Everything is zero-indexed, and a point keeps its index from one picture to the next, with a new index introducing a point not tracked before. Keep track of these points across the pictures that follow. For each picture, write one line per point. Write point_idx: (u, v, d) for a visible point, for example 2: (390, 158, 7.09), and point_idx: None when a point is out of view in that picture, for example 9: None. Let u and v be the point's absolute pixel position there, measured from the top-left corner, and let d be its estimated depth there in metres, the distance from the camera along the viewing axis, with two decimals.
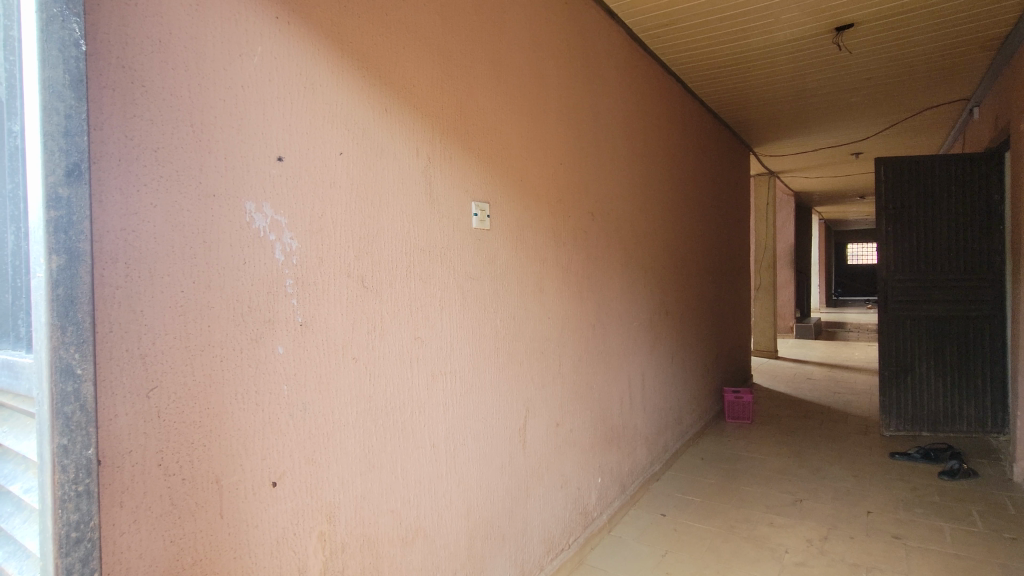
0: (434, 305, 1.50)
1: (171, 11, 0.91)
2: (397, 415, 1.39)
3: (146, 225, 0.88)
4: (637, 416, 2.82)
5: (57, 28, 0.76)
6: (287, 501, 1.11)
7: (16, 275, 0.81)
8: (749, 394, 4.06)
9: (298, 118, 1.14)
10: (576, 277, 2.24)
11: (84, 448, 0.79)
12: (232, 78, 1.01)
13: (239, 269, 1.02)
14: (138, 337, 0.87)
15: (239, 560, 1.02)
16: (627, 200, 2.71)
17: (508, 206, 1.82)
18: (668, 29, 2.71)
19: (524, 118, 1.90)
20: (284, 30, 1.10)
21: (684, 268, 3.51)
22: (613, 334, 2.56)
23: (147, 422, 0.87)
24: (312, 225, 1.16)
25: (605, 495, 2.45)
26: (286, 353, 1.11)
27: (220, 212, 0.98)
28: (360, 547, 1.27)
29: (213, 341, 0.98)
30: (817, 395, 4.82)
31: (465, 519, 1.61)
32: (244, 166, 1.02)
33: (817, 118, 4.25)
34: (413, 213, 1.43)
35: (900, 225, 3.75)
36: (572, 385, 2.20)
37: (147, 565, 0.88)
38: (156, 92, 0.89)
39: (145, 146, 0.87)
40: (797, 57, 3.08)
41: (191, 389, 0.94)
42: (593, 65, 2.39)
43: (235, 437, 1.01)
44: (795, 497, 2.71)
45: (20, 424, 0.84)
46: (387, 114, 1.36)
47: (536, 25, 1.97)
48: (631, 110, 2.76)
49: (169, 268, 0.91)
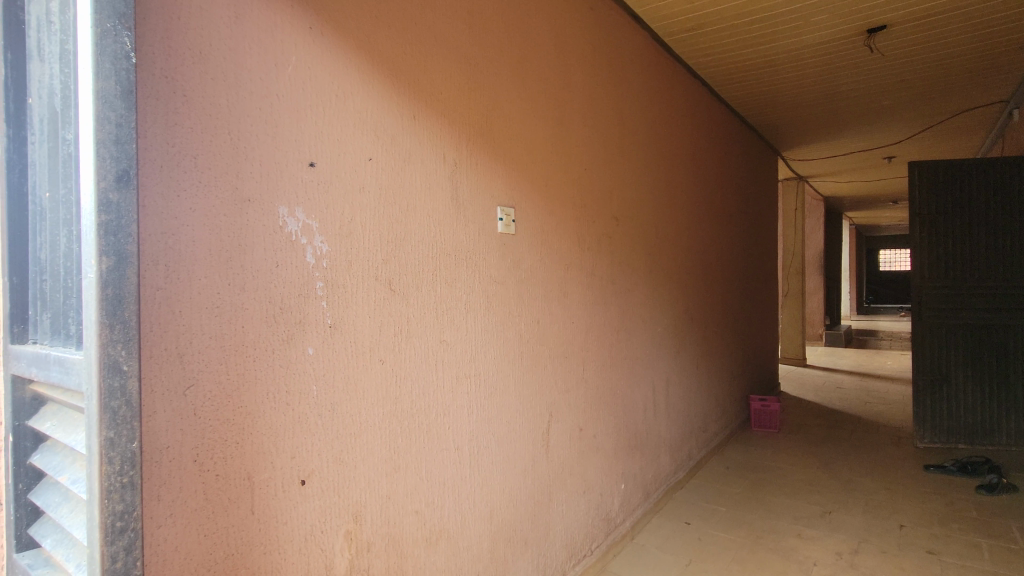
0: (459, 309, 1.52)
1: (211, 22, 0.95)
2: (422, 417, 1.40)
3: (185, 229, 0.91)
4: (662, 423, 2.79)
5: (110, 42, 0.71)
6: (316, 500, 1.13)
7: (67, 275, 0.77)
8: (776, 403, 3.98)
9: (328, 124, 1.16)
10: (601, 282, 2.23)
11: (130, 440, 0.74)
12: (268, 87, 1.04)
13: (272, 272, 1.05)
14: (175, 337, 0.90)
15: (269, 556, 1.04)
16: (653, 205, 2.69)
17: (533, 210, 1.82)
18: (694, 33, 2.69)
19: (550, 124, 1.91)
20: (318, 39, 1.13)
21: (710, 274, 3.47)
22: (637, 339, 2.54)
23: (183, 419, 0.91)
24: (342, 229, 1.19)
25: (628, 501, 2.43)
26: (316, 354, 1.13)
27: (256, 217, 1.02)
28: (384, 547, 1.29)
29: (247, 340, 1.01)
30: (847, 405, 4.70)
31: (488, 522, 1.62)
32: (278, 172, 1.06)
33: (848, 121, 4.16)
34: (439, 217, 1.45)
35: (935, 231, 3.64)
36: (595, 390, 2.19)
37: (183, 557, 0.91)
38: (197, 100, 0.92)
39: (185, 153, 0.91)
40: (827, 60, 3.03)
41: (226, 387, 0.97)
42: (619, 69, 2.38)
43: (266, 435, 1.04)
44: (824, 509, 2.65)
45: (70, 419, 0.76)
46: (415, 121, 1.38)
47: (562, 32, 1.98)
48: (657, 115, 2.75)
49: (206, 270, 0.94)
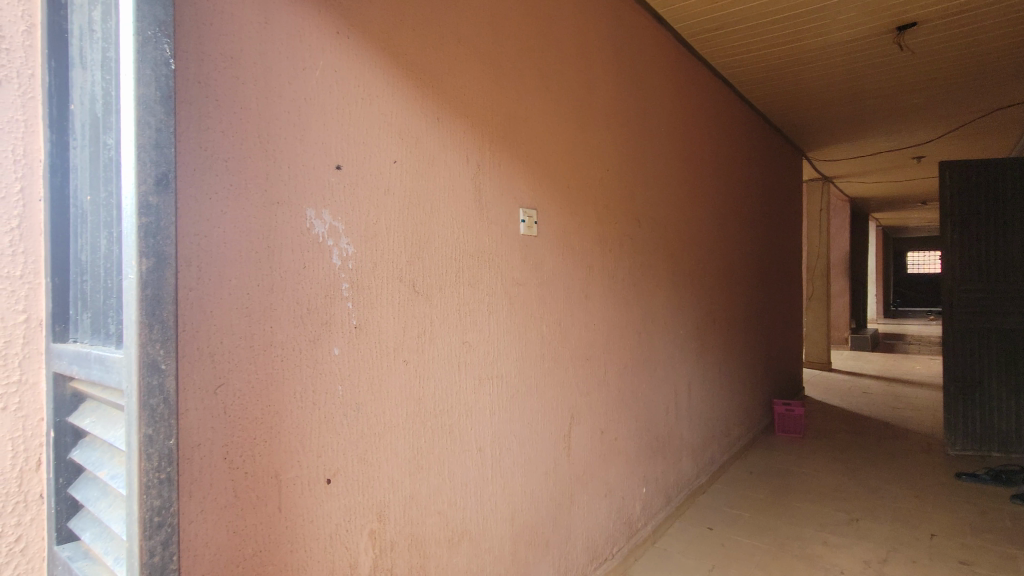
0: (482, 310, 1.53)
1: (242, 28, 0.97)
2: (445, 418, 1.41)
3: (216, 231, 0.93)
4: (684, 426, 2.76)
5: (150, 49, 0.64)
6: (341, 498, 1.14)
7: (108, 276, 0.79)
8: (801, 408, 3.91)
9: (355, 127, 1.18)
10: (623, 283, 2.22)
11: (168, 437, 0.67)
12: (296, 91, 1.06)
13: (300, 273, 1.06)
14: (207, 336, 0.92)
15: (297, 553, 1.06)
16: (675, 207, 2.66)
17: (555, 212, 1.82)
18: (719, 33, 2.67)
19: (572, 126, 1.91)
20: (344, 43, 1.15)
21: (733, 276, 3.43)
22: (659, 341, 2.52)
23: (214, 417, 0.93)
24: (367, 231, 1.20)
25: (649, 505, 2.41)
26: (342, 354, 1.15)
27: (284, 219, 1.04)
28: (407, 546, 1.29)
29: (275, 340, 1.02)
30: (874, 410, 4.61)
31: (509, 523, 1.62)
32: (306, 175, 1.07)
33: (876, 120, 4.07)
34: (462, 219, 1.46)
35: (968, 233, 3.54)
36: (617, 393, 2.18)
37: (213, 553, 0.92)
38: (227, 105, 0.95)
39: (217, 157, 0.93)
40: (856, 58, 2.97)
41: (254, 386, 0.99)
42: (642, 70, 2.37)
43: (293, 435, 1.05)
44: (850, 517, 2.59)
45: (108, 415, 0.77)
46: (439, 124, 1.39)
47: (584, 32, 1.98)
48: (680, 116, 2.72)
49: (236, 271, 0.96)
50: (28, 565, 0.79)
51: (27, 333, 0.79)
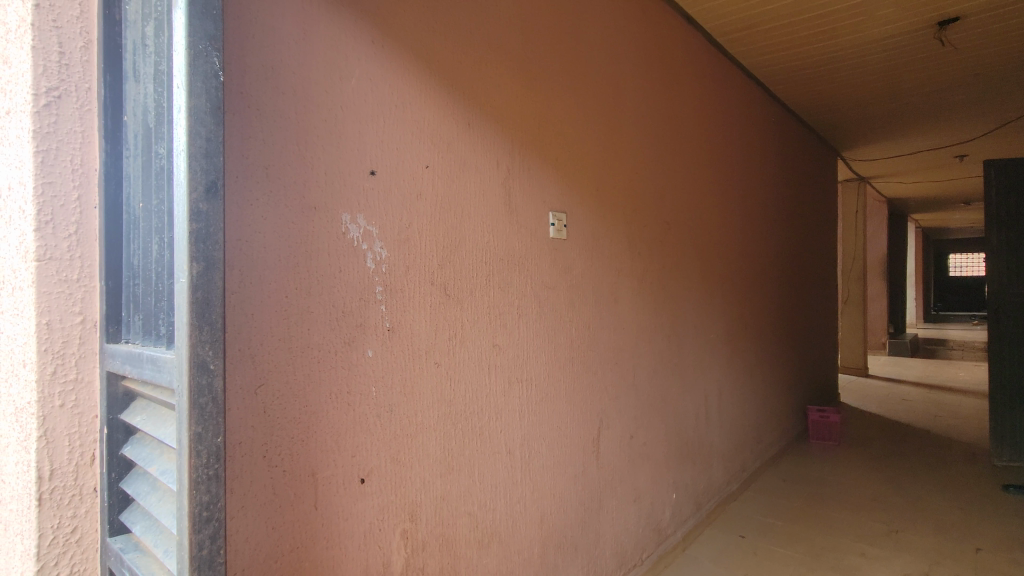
0: (513, 314, 1.53)
1: (282, 40, 1.00)
2: (475, 420, 1.42)
3: (257, 236, 0.96)
4: (715, 431, 2.72)
5: (201, 62, 0.66)
6: (375, 498, 1.16)
7: (159, 279, 0.80)
8: (836, 415, 3.80)
9: (389, 134, 1.20)
10: (652, 287, 2.20)
11: (217, 435, 0.68)
12: (333, 99, 1.09)
13: (336, 277, 1.09)
14: (247, 338, 0.95)
15: (332, 550, 1.08)
16: (706, 210, 2.63)
17: (585, 215, 1.82)
18: (751, 33, 2.62)
19: (602, 129, 1.90)
20: (379, 52, 1.18)
21: (765, 280, 3.36)
22: (690, 345, 2.48)
23: (254, 417, 0.96)
24: (400, 234, 1.22)
25: (679, 511, 2.38)
26: (375, 355, 1.17)
27: (321, 224, 1.06)
28: (438, 547, 1.31)
29: (312, 342, 1.05)
30: (914, 418, 4.45)
31: (538, 526, 1.62)
32: (342, 181, 1.10)
33: (915, 118, 3.95)
34: (492, 223, 1.46)
35: (1015, 234, 3.40)
36: (646, 397, 2.16)
37: (253, 549, 0.95)
38: (268, 114, 0.98)
39: (257, 164, 0.96)
40: (893, 55, 2.89)
41: (293, 386, 1.02)
42: (672, 71, 2.35)
43: (329, 434, 1.07)
44: (890, 528, 2.51)
45: (158, 413, 0.79)
46: (470, 128, 1.41)
47: (614, 33, 1.97)
48: (711, 117, 2.69)
49: (275, 275, 0.99)
50: (82, 556, 0.85)
51: (83, 334, 0.84)
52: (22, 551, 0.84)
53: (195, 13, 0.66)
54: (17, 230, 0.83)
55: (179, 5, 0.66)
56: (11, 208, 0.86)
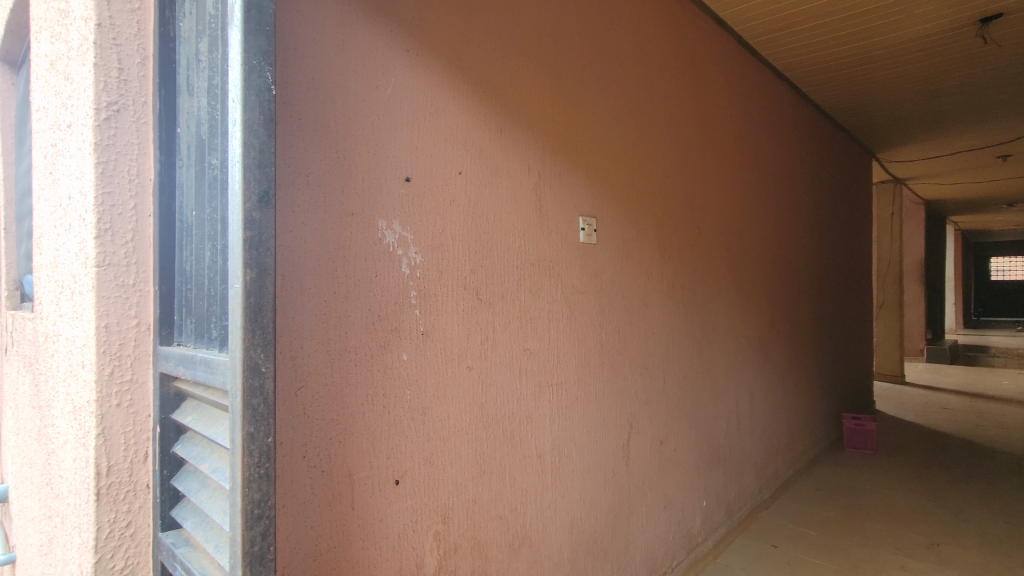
0: (544, 319, 1.54)
1: (321, 50, 1.03)
2: (506, 424, 1.43)
3: (297, 241, 0.99)
4: (746, 438, 2.68)
5: (255, 77, 0.69)
6: (408, 500, 1.18)
7: (211, 284, 0.83)
8: (872, 423, 3.70)
9: (424, 141, 1.23)
10: (682, 292, 2.18)
11: (268, 435, 0.70)
12: (370, 108, 1.11)
13: (372, 281, 1.11)
14: (288, 340, 0.98)
15: (367, 550, 1.10)
16: (737, 214, 2.59)
17: (615, 220, 1.82)
18: (783, 34, 2.58)
19: (631, 134, 1.90)
20: (414, 61, 1.20)
21: (798, 284, 3.29)
22: (721, 350, 2.45)
23: (294, 418, 0.98)
24: (434, 240, 1.24)
25: (709, 518, 2.35)
26: (409, 359, 1.19)
27: (359, 230, 1.09)
28: (470, 549, 1.32)
29: (350, 345, 1.07)
30: (955, 427, 4.30)
31: (568, 531, 1.62)
32: (378, 187, 1.13)
33: (955, 117, 3.83)
34: (523, 227, 1.47)
35: None
36: (677, 402, 2.14)
37: (292, 547, 0.98)
38: (309, 124, 1.01)
39: (299, 172, 0.99)
40: (932, 54, 2.81)
41: (331, 388, 1.04)
42: (703, 73, 2.32)
43: (365, 436, 1.10)
44: (930, 540, 2.43)
45: (209, 413, 0.82)
46: (502, 135, 1.42)
47: (644, 37, 1.96)
48: (742, 120, 2.65)
49: (314, 280, 1.02)
50: (136, 548, 0.88)
51: (138, 337, 0.87)
52: (80, 543, 0.88)
53: (250, 30, 0.68)
54: (80, 237, 0.88)
55: (235, 23, 0.69)
56: (73, 216, 0.90)
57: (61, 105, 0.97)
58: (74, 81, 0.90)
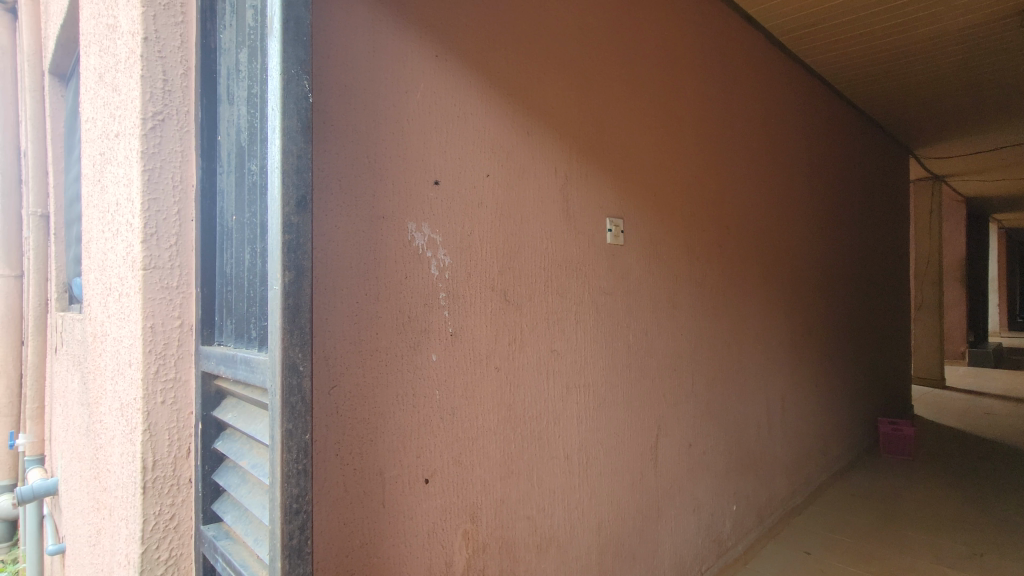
0: (571, 320, 1.54)
1: (353, 57, 1.05)
2: (534, 424, 1.43)
3: (331, 244, 1.01)
4: (777, 443, 2.62)
5: (293, 86, 0.71)
6: (438, 498, 1.20)
7: (251, 286, 0.86)
8: (911, 428, 3.59)
9: (452, 145, 1.24)
10: (711, 293, 2.15)
11: (305, 432, 0.73)
12: (399, 113, 1.13)
13: (402, 283, 1.13)
14: (322, 341, 1.00)
15: (398, 547, 1.12)
16: (768, 215, 2.54)
17: (642, 220, 1.80)
18: (814, 30, 2.53)
19: (659, 134, 1.88)
20: (442, 66, 1.22)
21: (831, 285, 3.21)
22: (751, 352, 2.41)
23: (328, 416, 1.01)
24: (461, 242, 1.26)
25: (740, 523, 2.31)
26: (438, 359, 1.21)
27: (389, 233, 1.11)
28: (499, 549, 1.33)
29: (381, 346, 1.10)
30: (999, 433, 4.14)
31: (596, 533, 1.61)
32: (408, 191, 1.15)
33: (999, 112, 3.68)
34: (551, 229, 1.48)
35: None
36: (706, 404, 2.11)
37: (326, 542, 1.00)
38: (341, 129, 1.03)
39: (332, 176, 1.02)
40: (973, 46, 2.71)
41: (363, 387, 1.06)
42: (731, 70, 2.28)
43: (396, 434, 1.12)
44: (973, 551, 2.34)
45: (249, 410, 0.85)
46: (529, 137, 1.43)
47: (671, 35, 1.94)
48: (772, 118, 2.60)
49: (346, 282, 1.04)
50: (179, 540, 0.91)
51: (181, 337, 0.91)
52: (127, 534, 0.92)
53: (288, 40, 0.71)
54: (127, 242, 0.92)
55: (275, 34, 0.71)
56: (121, 221, 0.95)
57: (109, 116, 1.01)
58: (121, 92, 0.94)
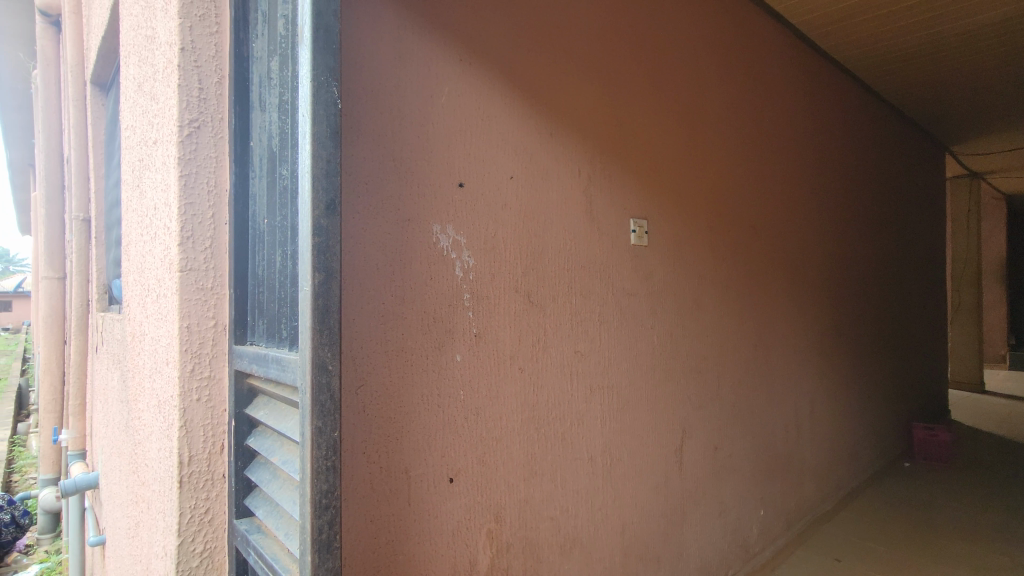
0: (594, 321, 1.54)
1: (379, 63, 1.07)
2: (558, 425, 1.44)
3: (358, 246, 1.04)
4: (806, 447, 2.57)
5: (323, 92, 0.73)
6: (462, 497, 1.21)
7: (283, 287, 0.88)
8: (948, 434, 3.47)
9: (476, 147, 1.26)
10: (737, 293, 2.12)
11: (334, 429, 0.74)
12: (424, 117, 1.15)
13: (427, 285, 1.15)
14: (349, 340, 1.02)
15: (423, 545, 1.13)
16: (796, 215, 2.49)
17: (666, 221, 1.79)
18: (845, 25, 2.47)
19: (684, 134, 1.87)
20: (466, 70, 1.23)
21: (862, 286, 3.13)
22: (779, 354, 2.37)
23: (355, 415, 1.03)
24: (485, 243, 1.27)
25: (767, 528, 2.27)
26: (463, 359, 1.22)
27: (415, 234, 1.13)
28: (522, 549, 1.33)
29: (406, 346, 1.11)
30: None
31: (620, 535, 1.60)
32: (433, 193, 1.16)
33: None
34: (574, 230, 1.48)
35: None
36: (732, 407, 2.08)
37: (353, 538, 1.02)
38: (368, 134, 1.05)
39: (359, 180, 1.04)
40: (1013, 38, 2.61)
41: (389, 386, 1.08)
42: (759, 67, 2.25)
43: (421, 433, 1.13)
44: (1014, 561, 2.26)
45: (280, 408, 0.87)
46: (552, 138, 1.43)
47: (695, 33, 1.92)
48: (801, 117, 2.55)
49: (372, 284, 1.06)
50: (213, 533, 0.94)
51: (215, 337, 0.94)
52: (164, 526, 0.95)
53: (318, 48, 0.73)
54: (165, 245, 0.95)
55: (306, 42, 0.73)
56: (159, 225, 0.98)
57: (148, 123, 1.05)
58: (160, 100, 0.98)
